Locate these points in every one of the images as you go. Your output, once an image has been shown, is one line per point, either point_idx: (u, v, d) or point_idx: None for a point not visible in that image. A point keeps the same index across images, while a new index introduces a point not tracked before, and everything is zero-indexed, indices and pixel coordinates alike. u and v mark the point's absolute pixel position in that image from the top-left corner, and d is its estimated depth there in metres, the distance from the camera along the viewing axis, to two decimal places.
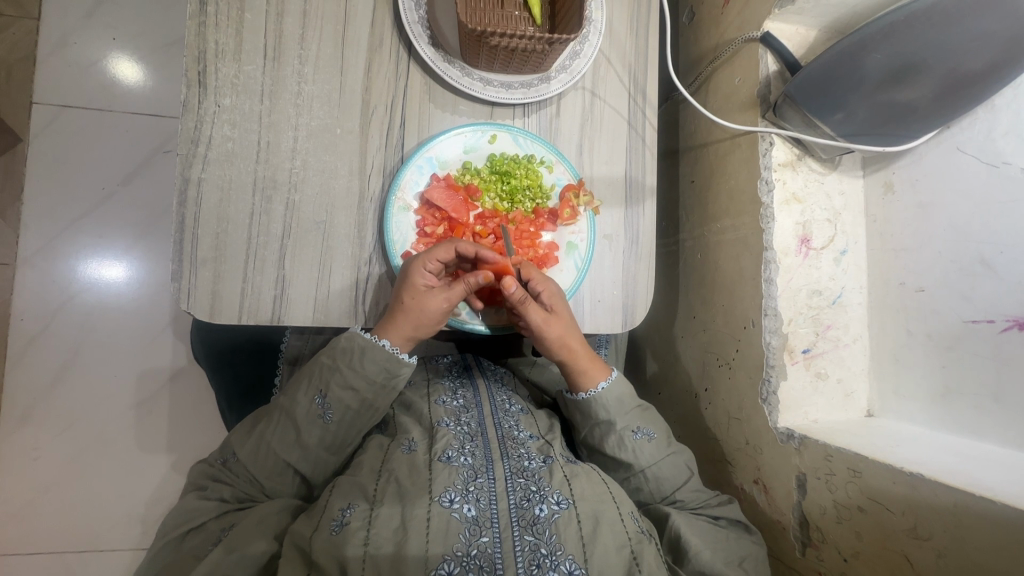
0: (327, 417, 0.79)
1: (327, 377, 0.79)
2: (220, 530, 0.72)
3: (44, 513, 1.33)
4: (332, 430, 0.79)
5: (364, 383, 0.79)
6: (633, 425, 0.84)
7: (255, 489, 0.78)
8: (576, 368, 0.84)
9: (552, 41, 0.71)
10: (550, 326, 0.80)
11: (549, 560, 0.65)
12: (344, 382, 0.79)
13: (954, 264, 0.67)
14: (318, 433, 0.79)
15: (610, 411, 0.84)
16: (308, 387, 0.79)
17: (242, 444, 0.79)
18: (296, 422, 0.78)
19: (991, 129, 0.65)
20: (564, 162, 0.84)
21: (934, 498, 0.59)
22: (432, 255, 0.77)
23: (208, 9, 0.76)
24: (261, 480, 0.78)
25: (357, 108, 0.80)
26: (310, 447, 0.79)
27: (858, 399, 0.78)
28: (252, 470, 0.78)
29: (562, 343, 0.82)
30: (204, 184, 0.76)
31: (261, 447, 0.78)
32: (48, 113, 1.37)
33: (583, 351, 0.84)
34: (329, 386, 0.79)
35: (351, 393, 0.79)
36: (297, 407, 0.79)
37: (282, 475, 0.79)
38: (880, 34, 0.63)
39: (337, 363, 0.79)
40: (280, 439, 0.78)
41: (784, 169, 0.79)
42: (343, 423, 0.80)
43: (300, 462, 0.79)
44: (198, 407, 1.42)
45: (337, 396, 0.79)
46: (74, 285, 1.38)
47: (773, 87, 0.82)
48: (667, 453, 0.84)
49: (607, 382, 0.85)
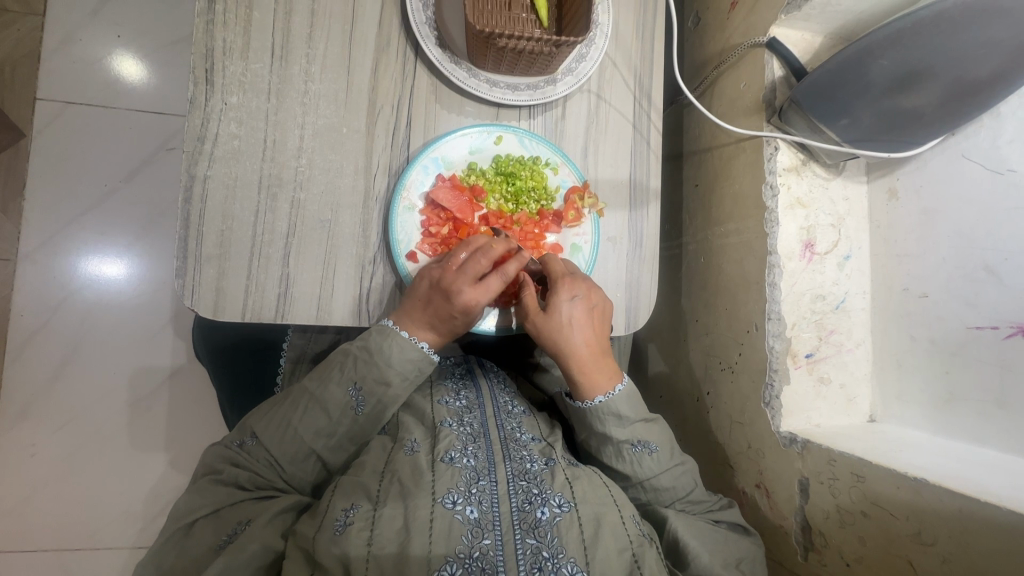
0: (359, 410, 0.79)
1: (362, 369, 0.79)
2: (234, 522, 0.70)
3: (42, 510, 1.32)
4: (361, 422, 0.80)
5: (398, 378, 0.80)
6: (634, 438, 0.82)
7: (274, 474, 0.77)
8: (580, 373, 0.81)
9: (559, 44, 0.72)
10: (554, 317, 0.79)
11: (551, 563, 0.65)
12: (379, 375, 0.79)
13: (957, 271, 0.68)
14: (348, 423, 0.79)
15: (606, 424, 0.82)
16: (341, 377, 0.79)
17: (265, 427, 0.77)
18: (328, 410, 0.78)
19: (996, 137, 0.65)
20: (569, 164, 0.84)
21: (937, 503, 0.59)
22: (475, 268, 0.76)
23: (216, 7, 0.76)
24: (283, 466, 0.77)
25: (363, 107, 0.80)
26: (337, 436, 0.79)
27: (860, 404, 0.79)
28: (276, 456, 0.76)
29: (563, 341, 0.80)
30: (209, 181, 0.76)
31: (287, 432, 0.77)
32: (52, 110, 1.37)
33: (587, 355, 0.81)
34: (365, 378, 0.79)
35: (385, 387, 0.79)
36: (329, 396, 0.78)
37: (305, 462, 0.78)
38: (886, 40, 0.63)
39: (372, 357, 0.78)
40: (309, 426, 0.77)
41: (788, 173, 0.80)
42: (371, 415, 0.80)
43: (325, 451, 0.79)
44: (197, 405, 1.41)
45: (371, 389, 0.79)
46: (74, 282, 1.38)
47: (778, 92, 0.82)
48: (668, 465, 0.82)
49: (615, 391, 0.81)
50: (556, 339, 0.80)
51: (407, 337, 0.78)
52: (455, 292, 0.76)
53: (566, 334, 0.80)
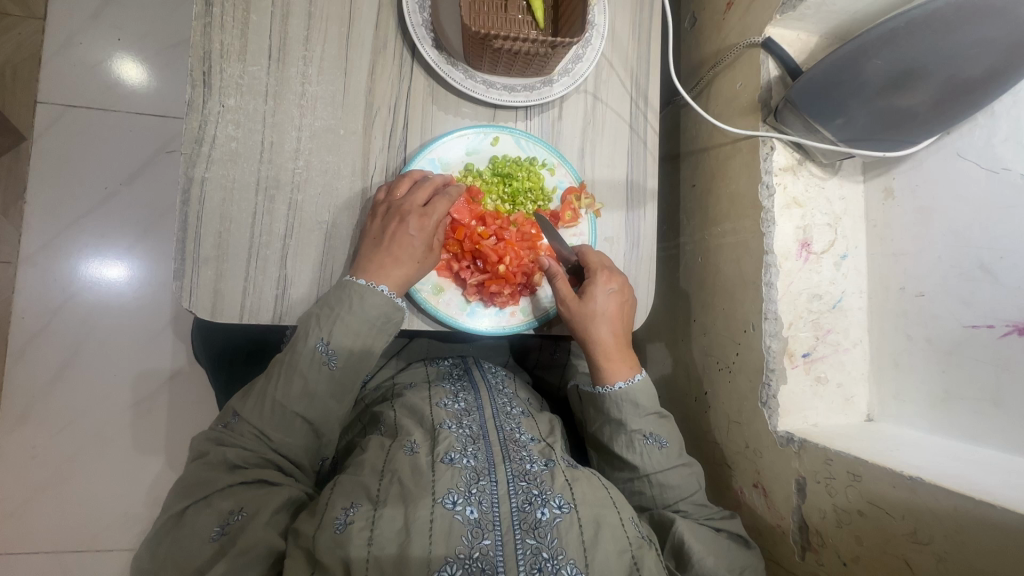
0: (332, 363, 0.78)
1: (328, 323, 0.77)
2: (227, 510, 0.68)
3: (43, 512, 1.32)
4: (338, 377, 0.79)
5: (365, 326, 0.78)
6: (646, 430, 0.83)
7: (261, 445, 0.75)
8: (604, 360, 0.84)
9: (555, 45, 0.72)
10: (590, 305, 0.81)
11: (550, 564, 0.65)
12: (346, 326, 0.77)
13: (954, 270, 0.68)
14: (325, 380, 0.78)
15: (623, 411, 0.83)
16: (306, 336, 0.77)
17: (244, 404, 0.76)
18: (300, 371, 0.76)
19: (991, 135, 0.65)
20: (565, 165, 0.85)
21: (934, 503, 0.59)
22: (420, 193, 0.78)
23: (214, 10, 0.77)
24: (269, 435, 0.75)
25: (360, 109, 0.81)
26: (318, 396, 0.77)
27: (858, 404, 0.78)
28: (259, 427, 0.75)
29: (594, 330, 0.82)
30: (207, 183, 0.76)
31: (266, 403, 0.76)
32: (53, 113, 1.37)
33: (614, 344, 0.84)
34: (331, 332, 0.77)
35: (354, 338, 0.78)
36: (298, 357, 0.76)
37: (290, 427, 0.77)
38: (880, 40, 0.63)
39: (334, 308, 0.77)
40: (285, 392, 0.76)
41: (784, 173, 0.80)
42: (347, 369, 0.79)
43: (307, 411, 0.77)
44: (197, 406, 1.41)
45: (341, 342, 0.77)
46: (74, 284, 1.38)
47: (774, 92, 0.82)
48: (675, 462, 0.83)
49: (631, 382, 0.84)
50: (586, 325, 0.82)
51: (368, 285, 0.76)
52: (403, 211, 0.76)
53: (597, 321, 0.82)
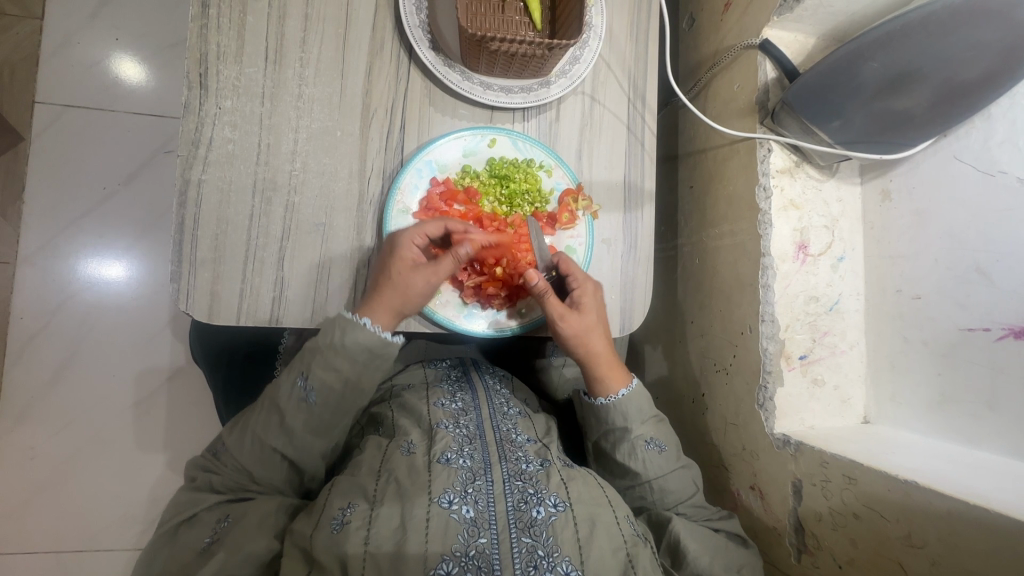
0: (310, 400, 0.77)
1: (309, 359, 0.77)
2: (214, 523, 0.70)
3: (42, 513, 1.33)
4: (316, 415, 0.77)
5: (345, 363, 0.77)
6: (647, 435, 0.83)
7: (244, 478, 0.76)
8: (595, 372, 0.84)
9: (551, 47, 0.72)
10: (585, 319, 0.81)
11: (546, 562, 0.65)
12: (325, 362, 0.77)
13: (950, 273, 0.68)
14: (303, 417, 0.77)
15: (628, 418, 0.83)
16: (290, 371, 0.78)
17: (231, 434, 0.78)
18: (279, 407, 0.77)
19: (988, 138, 0.65)
20: (563, 167, 0.85)
21: (928, 506, 0.59)
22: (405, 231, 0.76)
23: (210, 11, 0.77)
24: (250, 469, 0.76)
25: (357, 110, 0.81)
26: (296, 433, 0.76)
27: (854, 406, 0.78)
28: (240, 460, 0.76)
29: (585, 347, 0.82)
30: (204, 185, 0.76)
31: (247, 436, 0.77)
32: (50, 113, 1.37)
33: (605, 356, 0.84)
34: (310, 367, 0.77)
35: (335, 374, 0.77)
36: (279, 393, 0.77)
37: (269, 462, 0.77)
38: (875, 43, 0.63)
39: (317, 342, 0.77)
40: (264, 426, 0.77)
41: (781, 175, 0.80)
42: (327, 407, 0.78)
43: (285, 448, 0.77)
44: (196, 407, 1.41)
45: (320, 377, 0.77)
46: (73, 285, 1.38)
47: (772, 93, 0.82)
48: (675, 466, 0.83)
49: (627, 391, 0.84)
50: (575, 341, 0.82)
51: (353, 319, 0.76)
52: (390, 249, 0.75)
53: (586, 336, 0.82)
